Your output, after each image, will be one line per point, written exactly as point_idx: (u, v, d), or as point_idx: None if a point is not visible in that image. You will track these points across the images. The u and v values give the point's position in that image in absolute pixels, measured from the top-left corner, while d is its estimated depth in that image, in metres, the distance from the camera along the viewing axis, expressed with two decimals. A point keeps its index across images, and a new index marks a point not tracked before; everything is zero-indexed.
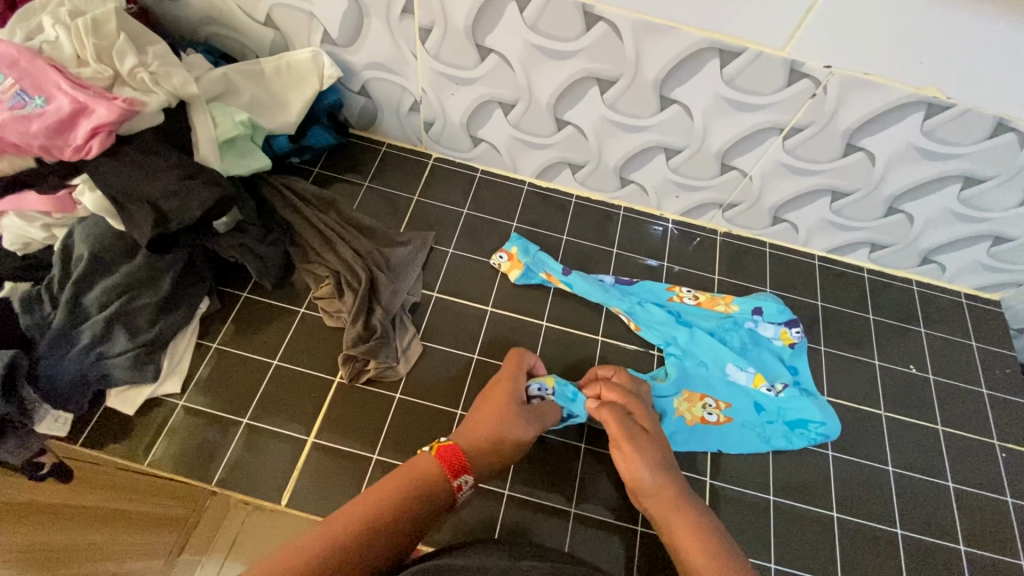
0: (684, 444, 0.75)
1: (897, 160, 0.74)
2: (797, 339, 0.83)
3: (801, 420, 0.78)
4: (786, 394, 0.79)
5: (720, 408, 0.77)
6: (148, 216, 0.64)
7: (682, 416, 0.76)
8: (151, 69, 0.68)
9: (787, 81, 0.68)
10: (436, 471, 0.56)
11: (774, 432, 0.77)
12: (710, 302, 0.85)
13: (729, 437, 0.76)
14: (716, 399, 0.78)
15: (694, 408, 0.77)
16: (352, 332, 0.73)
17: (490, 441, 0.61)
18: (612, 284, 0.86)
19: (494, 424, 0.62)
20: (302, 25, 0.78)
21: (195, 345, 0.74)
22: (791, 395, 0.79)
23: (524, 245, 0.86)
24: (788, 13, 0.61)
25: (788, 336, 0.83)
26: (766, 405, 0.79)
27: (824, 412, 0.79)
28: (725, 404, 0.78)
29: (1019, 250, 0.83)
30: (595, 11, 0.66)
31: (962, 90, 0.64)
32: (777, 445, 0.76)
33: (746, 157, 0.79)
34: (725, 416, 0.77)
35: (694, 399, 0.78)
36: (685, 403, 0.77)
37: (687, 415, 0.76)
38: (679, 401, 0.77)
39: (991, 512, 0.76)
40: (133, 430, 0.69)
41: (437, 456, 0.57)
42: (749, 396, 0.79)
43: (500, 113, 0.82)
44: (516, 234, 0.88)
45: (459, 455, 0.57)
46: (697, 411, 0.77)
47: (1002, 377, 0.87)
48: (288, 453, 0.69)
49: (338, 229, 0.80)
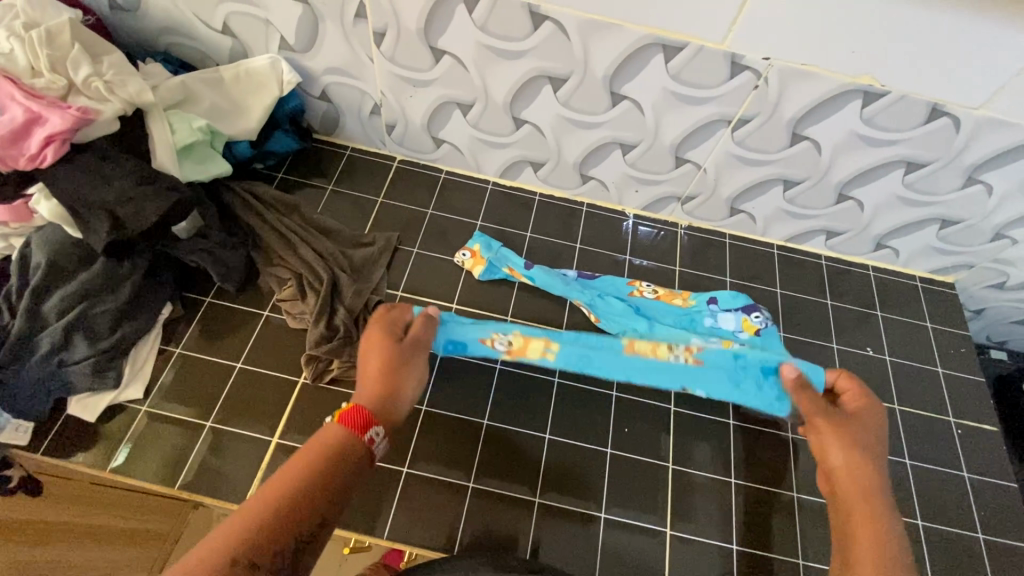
0: (644, 379, 0.75)
1: (842, 148, 0.76)
2: (760, 326, 0.83)
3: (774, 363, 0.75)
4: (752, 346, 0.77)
5: (689, 351, 0.75)
6: (104, 222, 0.64)
7: (645, 350, 0.75)
8: (105, 78, 0.69)
9: (730, 74, 0.70)
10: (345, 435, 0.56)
11: (744, 372, 0.74)
12: (670, 296, 0.87)
13: (696, 373, 0.74)
14: (685, 343, 0.76)
15: (659, 346, 0.75)
16: (315, 333, 0.74)
17: (382, 390, 0.62)
18: (575, 278, 0.87)
19: (378, 379, 0.63)
20: (259, 32, 0.79)
21: (159, 351, 0.74)
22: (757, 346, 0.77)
23: (487, 241, 0.88)
24: (724, 7, 0.64)
25: (750, 324, 0.83)
26: (744, 352, 0.75)
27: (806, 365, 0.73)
28: (694, 348, 0.76)
29: (968, 232, 0.85)
30: (541, 11, 0.68)
31: (895, 77, 0.67)
32: (750, 388, 0.74)
33: (699, 150, 0.81)
34: (695, 358, 0.75)
35: (659, 340, 0.76)
36: (649, 341, 0.76)
37: (651, 350, 0.75)
38: (640, 341, 0.76)
39: (948, 486, 0.78)
40: (95, 437, 0.68)
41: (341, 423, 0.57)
42: (720, 347, 0.76)
43: (459, 114, 0.84)
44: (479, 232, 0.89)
45: (361, 415, 0.58)
46: (662, 349, 0.75)
47: (957, 357, 0.89)
48: (252, 454, 0.69)
49: (300, 231, 0.81)
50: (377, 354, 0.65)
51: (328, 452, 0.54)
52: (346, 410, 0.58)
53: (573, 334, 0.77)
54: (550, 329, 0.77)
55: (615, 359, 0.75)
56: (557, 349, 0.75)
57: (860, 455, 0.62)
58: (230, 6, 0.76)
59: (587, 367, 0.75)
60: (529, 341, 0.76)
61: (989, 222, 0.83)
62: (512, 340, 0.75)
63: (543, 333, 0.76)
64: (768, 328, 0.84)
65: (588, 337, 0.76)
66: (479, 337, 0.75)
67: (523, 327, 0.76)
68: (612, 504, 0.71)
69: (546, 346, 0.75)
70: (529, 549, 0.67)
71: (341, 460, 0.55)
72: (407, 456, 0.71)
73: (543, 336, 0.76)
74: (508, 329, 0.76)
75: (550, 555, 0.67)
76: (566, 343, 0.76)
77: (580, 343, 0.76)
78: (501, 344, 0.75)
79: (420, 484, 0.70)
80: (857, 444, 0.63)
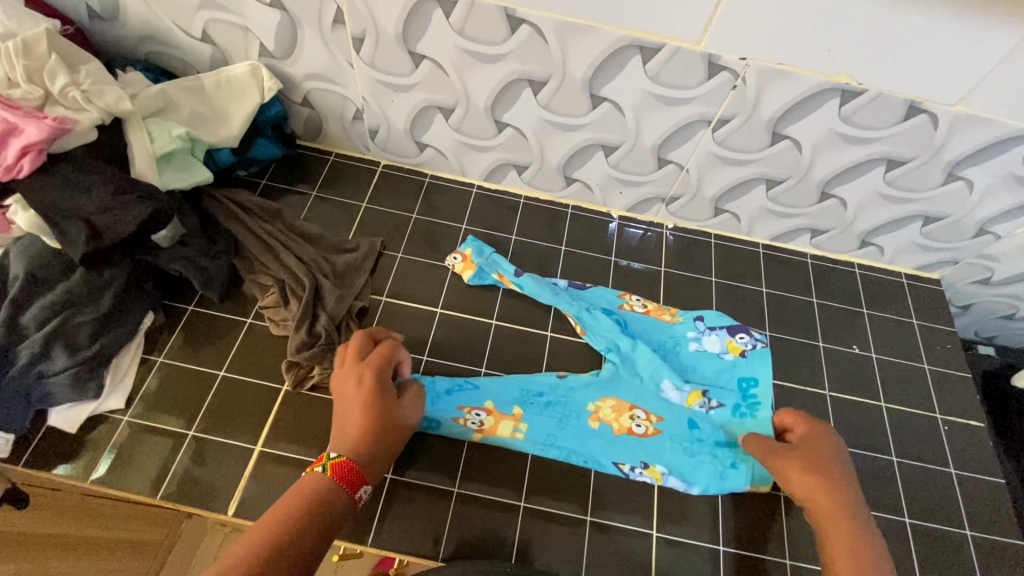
0: (609, 457, 0.73)
1: (822, 146, 0.76)
2: (744, 347, 0.83)
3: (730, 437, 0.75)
4: (718, 412, 0.77)
5: (649, 420, 0.76)
6: (81, 231, 0.64)
7: (609, 425, 0.75)
8: (83, 87, 0.68)
9: (708, 74, 0.70)
10: (330, 487, 0.56)
11: (702, 449, 0.74)
12: (659, 312, 0.86)
13: (658, 448, 0.74)
14: (646, 411, 0.77)
15: (621, 419, 0.76)
16: (296, 339, 0.74)
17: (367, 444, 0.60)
18: (565, 288, 0.87)
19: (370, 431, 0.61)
20: (238, 39, 0.79)
21: (141, 360, 0.73)
22: (723, 413, 0.77)
23: (479, 247, 0.88)
24: (699, 7, 0.64)
25: (736, 346, 0.83)
26: (698, 421, 0.76)
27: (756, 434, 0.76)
28: (655, 417, 0.76)
29: (950, 228, 0.86)
30: (517, 14, 0.68)
31: (871, 75, 0.67)
32: (704, 461, 0.73)
33: (681, 150, 0.81)
34: (654, 429, 0.75)
35: (622, 409, 0.77)
36: (613, 414, 0.76)
37: (614, 424, 0.75)
38: (605, 410, 0.76)
39: (935, 483, 0.78)
40: (76, 448, 0.68)
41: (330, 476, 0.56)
42: (680, 413, 0.77)
43: (441, 118, 0.84)
44: (473, 236, 0.89)
45: (349, 469, 0.57)
46: (625, 421, 0.76)
47: (943, 353, 0.89)
48: (235, 463, 0.68)
49: (282, 238, 0.81)
50: (360, 403, 0.62)
51: (309, 504, 0.54)
52: (333, 463, 0.57)
53: (542, 405, 0.76)
54: (523, 399, 0.76)
55: (584, 437, 0.74)
56: (526, 429, 0.74)
57: (817, 479, 0.63)
58: (209, 13, 0.76)
59: (552, 446, 0.73)
60: (499, 420, 0.74)
61: (972, 218, 0.83)
62: (484, 417, 0.74)
63: (513, 411, 0.75)
64: (757, 349, 0.84)
65: (555, 412, 0.76)
66: (450, 415, 0.73)
67: (495, 402, 0.75)
68: (598, 506, 0.71)
69: (516, 425, 0.74)
70: (515, 554, 0.67)
71: (325, 509, 0.54)
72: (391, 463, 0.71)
73: (513, 414, 0.75)
74: (480, 404, 0.75)
75: (536, 559, 0.66)
76: (534, 419, 0.75)
77: (549, 421, 0.75)
78: (472, 422, 0.73)
79: (405, 491, 0.69)
80: (810, 471, 0.63)
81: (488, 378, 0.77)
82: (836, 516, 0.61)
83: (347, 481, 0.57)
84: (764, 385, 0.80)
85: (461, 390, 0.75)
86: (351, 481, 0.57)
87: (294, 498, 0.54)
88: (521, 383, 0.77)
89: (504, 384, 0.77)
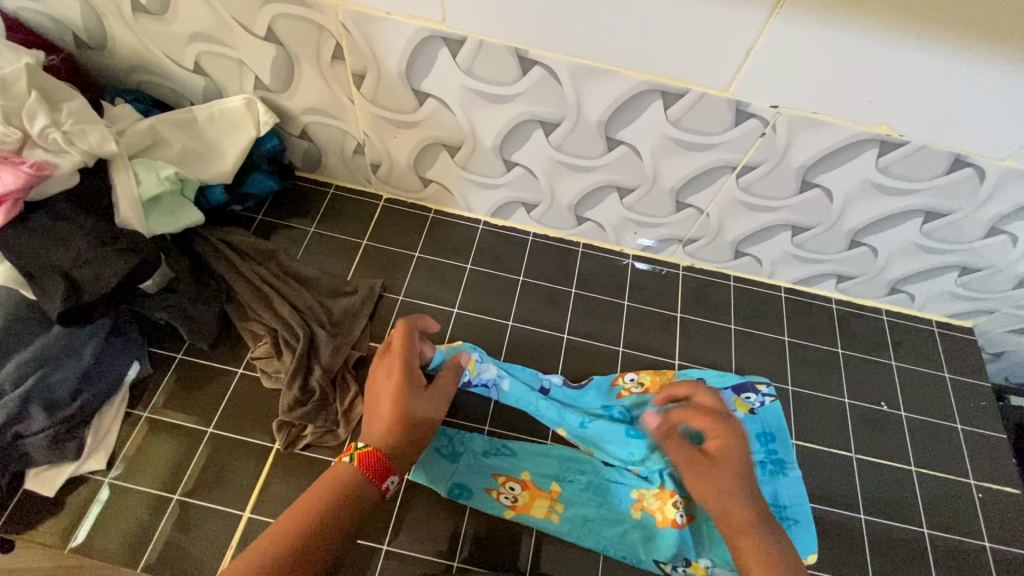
0: (649, 552, 0.68)
1: (856, 196, 0.71)
2: (752, 405, 0.79)
3: None
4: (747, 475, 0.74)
5: (687, 505, 0.70)
6: (59, 287, 0.60)
7: (652, 515, 0.70)
8: (64, 128, 0.64)
9: (735, 121, 0.65)
10: (362, 479, 0.56)
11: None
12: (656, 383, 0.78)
13: (702, 541, 0.69)
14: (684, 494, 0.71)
15: (666, 508, 0.70)
16: (288, 396, 0.69)
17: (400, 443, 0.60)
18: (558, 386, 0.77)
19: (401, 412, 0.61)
20: (232, 73, 0.74)
21: (125, 415, 0.70)
22: (751, 475, 0.74)
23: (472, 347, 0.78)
24: (726, 53, 0.59)
25: (743, 404, 0.79)
26: None
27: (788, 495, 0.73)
28: (691, 501, 0.71)
29: (988, 280, 0.80)
30: (529, 55, 0.63)
31: (915, 127, 0.61)
32: None
33: (702, 195, 0.75)
34: (690, 515, 0.70)
35: (666, 496, 0.71)
36: (656, 502, 0.71)
37: (657, 515, 0.70)
38: (647, 498, 0.71)
39: (968, 558, 0.73)
40: (50, 513, 0.63)
41: (359, 467, 0.56)
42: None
43: (446, 154, 0.79)
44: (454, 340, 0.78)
45: (381, 458, 0.57)
46: (669, 511, 0.70)
47: (977, 411, 0.84)
48: (222, 530, 0.64)
49: (277, 283, 0.77)
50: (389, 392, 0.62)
51: (342, 499, 0.54)
52: (363, 454, 0.56)
53: (581, 485, 0.71)
54: (560, 473, 0.71)
55: (620, 526, 0.69)
56: (562, 509, 0.69)
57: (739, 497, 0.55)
58: (201, 46, 0.71)
59: (590, 534, 0.68)
60: (534, 496, 0.69)
61: (1011, 271, 0.78)
62: (519, 492, 0.69)
63: (550, 488, 0.70)
64: (766, 406, 0.80)
65: (596, 493, 0.71)
66: (484, 485, 0.69)
67: (532, 475, 0.71)
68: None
69: (552, 505, 0.69)
70: None
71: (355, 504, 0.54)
72: (385, 533, 0.66)
73: (549, 491, 0.70)
74: (516, 475, 0.70)
75: None
76: (573, 498, 0.70)
77: (588, 503, 0.70)
78: (507, 497, 0.69)
79: (401, 566, 0.65)
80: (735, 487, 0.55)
81: (526, 446, 0.73)
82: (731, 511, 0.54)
83: (376, 471, 0.56)
84: (781, 439, 0.77)
85: (497, 457, 0.71)
86: (381, 470, 0.56)
87: (311, 493, 0.54)
88: (557, 455, 0.73)
89: (540, 455, 0.72)
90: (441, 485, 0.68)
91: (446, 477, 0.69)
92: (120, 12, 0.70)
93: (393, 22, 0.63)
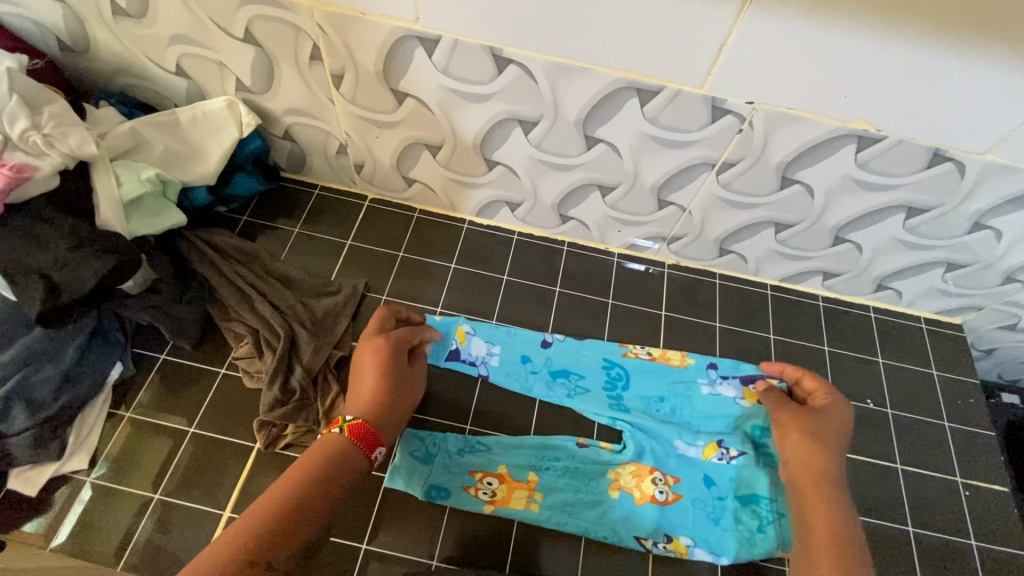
0: (630, 529, 0.68)
1: (836, 192, 0.70)
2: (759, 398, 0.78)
3: (752, 494, 0.71)
4: (740, 462, 0.73)
5: (669, 483, 0.71)
6: (37, 288, 0.61)
7: (629, 493, 0.71)
8: (44, 131, 0.65)
9: (711, 117, 0.65)
10: (349, 448, 0.57)
11: (726, 510, 0.70)
12: (665, 358, 0.81)
13: (681, 520, 0.69)
14: (665, 473, 0.72)
15: (643, 485, 0.71)
16: (269, 395, 0.70)
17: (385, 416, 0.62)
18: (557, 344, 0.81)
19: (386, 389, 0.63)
20: (213, 74, 0.75)
21: (108, 415, 0.70)
22: (745, 465, 0.73)
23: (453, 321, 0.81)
24: (700, 49, 0.58)
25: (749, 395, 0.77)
26: (718, 479, 0.72)
27: (777, 488, 0.71)
28: (674, 480, 0.72)
29: (975, 276, 0.79)
30: (504, 54, 0.63)
31: (892, 121, 0.61)
32: (727, 526, 0.69)
33: (683, 192, 0.75)
34: (674, 493, 0.71)
35: (643, 473, 0.72)
36: (633, 480, 0.71)
37: (635, 492, 0.71)
38: (624, 476, 0.72)
39: (953, 556, 0.72)
40: (31, 513, 0.64)
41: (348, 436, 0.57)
42: (699, 469, 0.72)
43: (428, 154, 0.79)
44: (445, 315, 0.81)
45: (368, 430, 0.58)
46: (646, 487, 0.71)
47: (964, 408, 0.83)
48: (202, 529, 0.64)
49: (258, 284, 0.77)
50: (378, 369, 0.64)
51: (331, 465, 0.55)
52: (351, 425, 0.58)
53: (558, 471, 0.71)
54: (537, 462, 0.71)
55: (601, 508, 0.69)
56: (541, 497, 0.69)
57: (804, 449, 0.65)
58: (181, 48, 0.72)
59: (570, 518, 0.68)
60: (513, 489, 0.69)
61: (999, 266, 0.77)
62: (496, 487, 0.69)
63: (528, 478, 0.70)
64: None
65: (573, 479, 0.71)
66: (460, 483, 0.69)
67: (508, 467, 0.71)
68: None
69: (530, 495, 0.69)
70: None
71: (344, 472, 0.55)
72: (365, 532, 0.66)
73: (527, 481, 0.70)
74: (492, 470, 0.70)
75: None
76: (550, 485, 0.70)
77: (566, 489, 0.70)
78: (484, 493, 0.69)
79: (379, 565, 0.65)
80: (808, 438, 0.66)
81: (499, 440, 0.72)
82: (813, 484, 0.62)
83: (364, 441, 0.57)
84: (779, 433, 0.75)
85: (472, 453, 0.71)
86: (369, 440, 0.58)
87: (300, 462, 0.54)
88: (533, 443, 0.73)
89: (515, 447, 0.72)
90: (418, 488, 0.68)
91: (422, 478, 0.69)
92: (101, 15, 0.70)
93: (369, 23, 0.63)
